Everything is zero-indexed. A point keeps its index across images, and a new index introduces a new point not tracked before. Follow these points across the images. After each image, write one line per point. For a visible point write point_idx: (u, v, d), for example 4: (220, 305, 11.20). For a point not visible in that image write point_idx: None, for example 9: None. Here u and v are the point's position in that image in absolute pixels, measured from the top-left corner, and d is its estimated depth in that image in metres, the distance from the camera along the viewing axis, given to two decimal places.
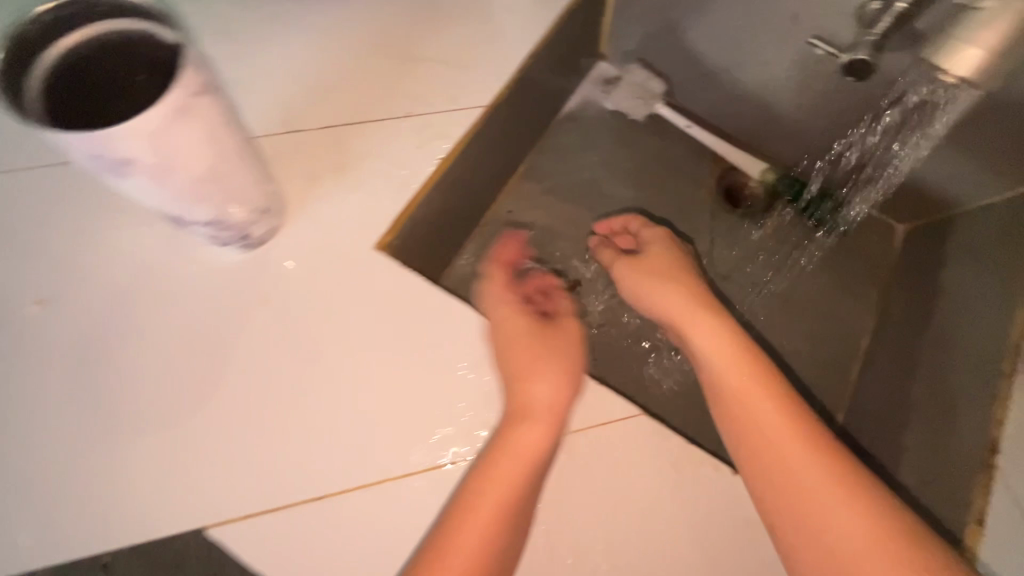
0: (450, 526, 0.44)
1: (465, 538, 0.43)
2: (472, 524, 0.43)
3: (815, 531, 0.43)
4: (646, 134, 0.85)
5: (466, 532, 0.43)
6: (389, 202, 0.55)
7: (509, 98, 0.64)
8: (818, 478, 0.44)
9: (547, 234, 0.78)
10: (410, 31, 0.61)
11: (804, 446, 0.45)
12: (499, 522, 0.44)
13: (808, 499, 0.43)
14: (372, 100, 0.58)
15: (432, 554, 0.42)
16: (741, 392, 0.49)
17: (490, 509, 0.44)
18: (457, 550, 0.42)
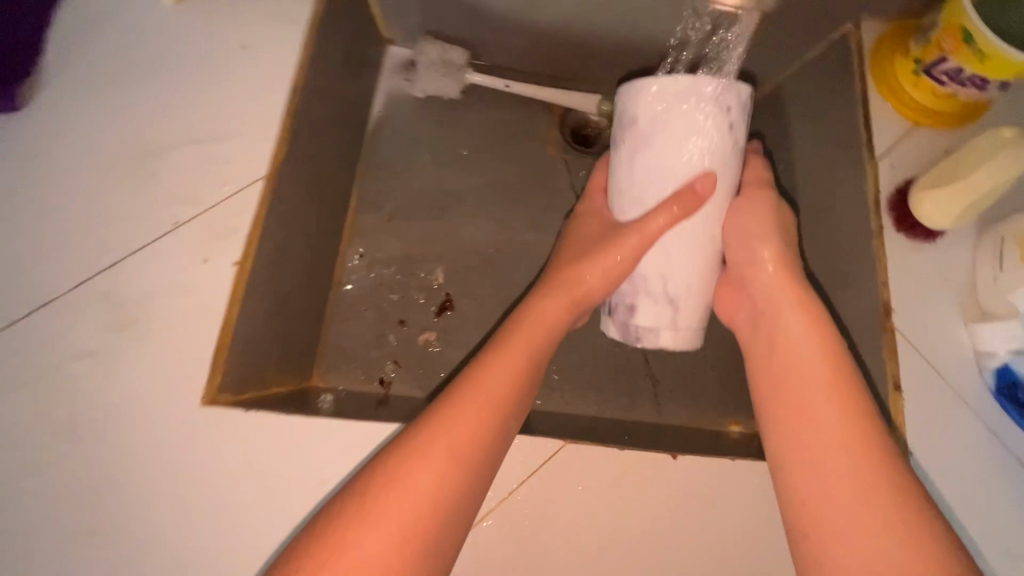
0: (389, 465, 0.39)
1: (418, 473, 0.39)
2: (404, 490, 0.38)
3: (815, 478, 0.42)
4: (471, 107, 0.77)
5: (397, 506, 0.38)
6: (195, 342, 0.45)
7: (292, 148, 0.53)
8: (835, 422, 0.43)
9: (407, 262, 0.70)
10: (133, 122, 0.49)
11: (826, 396, 0.45)
12: (439, 496, 0.39)
13: (800, 397, 0.45)
14: (121, 226, 0.46)
15: (324, 544, 0.36)
16: (815, 373, 0.46)
17: (432, 476, 0.39)
18: (358, 540, 0.36)
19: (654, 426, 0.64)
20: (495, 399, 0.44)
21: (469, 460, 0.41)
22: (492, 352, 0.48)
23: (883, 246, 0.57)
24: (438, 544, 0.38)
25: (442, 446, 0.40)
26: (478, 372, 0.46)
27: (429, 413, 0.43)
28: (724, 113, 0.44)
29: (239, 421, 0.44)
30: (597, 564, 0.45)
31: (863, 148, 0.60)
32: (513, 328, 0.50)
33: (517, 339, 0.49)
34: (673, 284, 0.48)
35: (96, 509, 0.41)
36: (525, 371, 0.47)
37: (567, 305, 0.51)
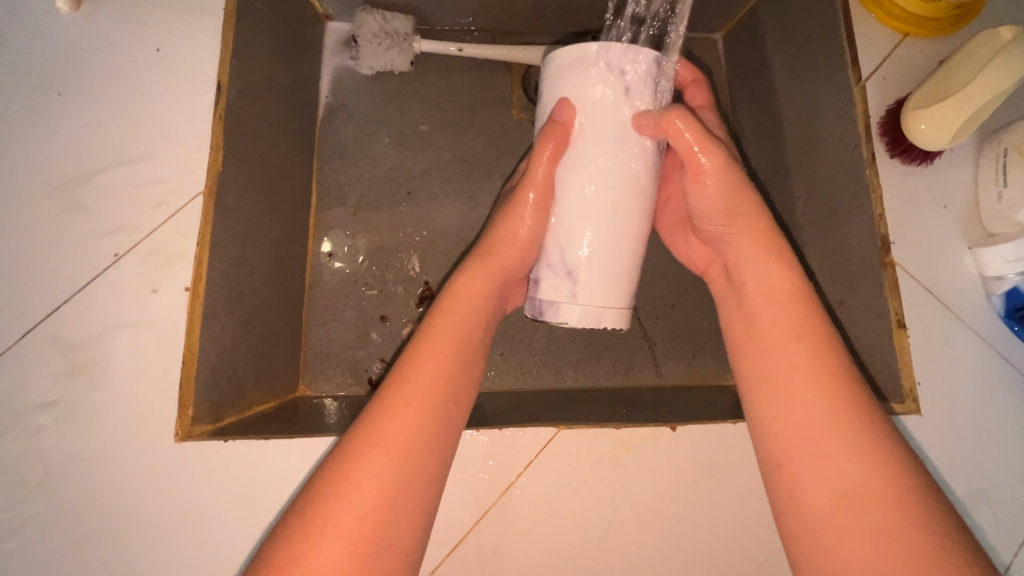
0: (360, 439, 0.37)
1: (377, 445, 0.37)
2: (365, 465, 0.36)
3: (809, 479, 0.38)
4: (425, 79, 0.71)
5: (343, 513, 0.35)
6: (160, 377, 0.42)
7: (231, 156, 0.49)
8: (820, 411, 0.39)
9: (381, 255, 0.66)
10: (55, 151, 0.45)
11: (821, 395, 0.39)
12: (400, 470, 0.37)
13: (791, 382, 0.40)
14: (59, 264, 0.44)
15: (291, 543, 0.34)
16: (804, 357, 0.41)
17: (388, 447, 0.37)
18: (325, 537, 0.34)
19: (654, 391, 0.62)
20: (452, 362, 0.42)
21: (434, 428, 0.39)
22: (433, 316, 0.45)
23: (878, 175, 0.53)
24: (409, 520, 0.36)
25: (404, 420, 0.38)
26: (424, 337, 0.43)
27: (383, 389, 0.40)
28: (624, 76, 0.44)
29: (219, 451, 0.43)
30: (605, 546, 0.44)
31: (848, 72, 0.55)
32: (446, 296, 0.46)
33: (450, 302, 0.45)
34: (570, 253, 0.47)
35: (88, 556, 0.40)
36: (471, 335, 0.44)
37: (489, 275, 0.47)
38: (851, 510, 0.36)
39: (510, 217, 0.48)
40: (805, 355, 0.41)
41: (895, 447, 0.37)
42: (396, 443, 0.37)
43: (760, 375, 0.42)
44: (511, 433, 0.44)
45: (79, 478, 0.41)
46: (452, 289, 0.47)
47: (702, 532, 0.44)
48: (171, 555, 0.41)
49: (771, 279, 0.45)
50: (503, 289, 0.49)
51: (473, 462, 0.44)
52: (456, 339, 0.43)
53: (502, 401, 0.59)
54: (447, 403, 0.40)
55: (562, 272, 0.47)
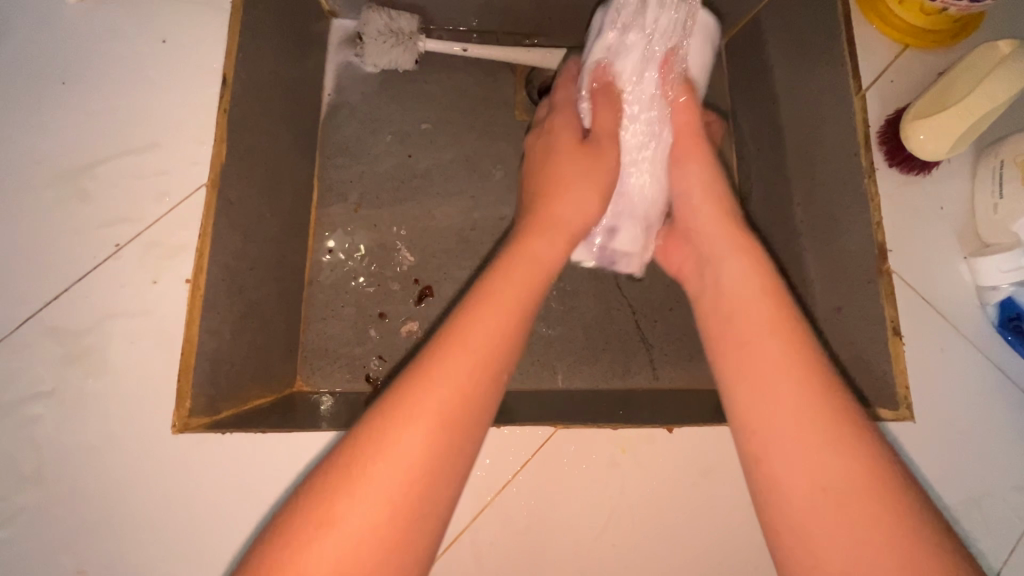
0: (410, 388, 0.35)
1: (433, 412, 0.34)
2: (417, 431, 0.33)
3: (789, 476, 0.37)
4: (429, 77, 0.72)
5: (386, 469, 0.32)
6: (157, 369, 0.42)
7: (235, 149, 0.49)
8: (797, 410, 0.39)
9: (379, 251, 0.66)
10: (60, 140, 0.45)
11: (798, 394, 0.39)
12: (452, 450, 0.34)
13: (767, 379, 0.41)
14: (59, 253, 0.43)
15: (325, 496, 0.32)
16: (781, 361, 0.41)
17: (445, 420, 0.34)
18: (364, 500, 0.32)
19: (651, 394, 0.62)
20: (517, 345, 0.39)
21: (487, 396, 0.37)
22: (499, 277, 0.42)
23: (876, 184, 0.53)
24: (440, 505, 0.34)
25: (464, 395, 0.35)
26: (483, 292, 0.40)
27: (438, 339, 0.37)
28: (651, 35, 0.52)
29: (214, 444, 0.42)
30: (600, 548, 0.44)
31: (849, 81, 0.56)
32: (517, 253, 0.44)
33: (512, 268, 0.43)
34: (647, 206, 0.55)
35: (82, 547, 0.40)
36: (535, 298, 0.42)
37: (564, 245, 0.47)
38: (831, 502, 0.36)
39: (581, 192, 0.49)
40: (781, 354, 0.41)
41: (869, 443, 0.37)
42: (449, 405, 0.35)
43: (738, 369, 0.42)
44: (508, 432, 0.44)
45: (74, 469, 0.41)
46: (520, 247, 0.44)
47: (697, 535, 0.44)
48: (165, 548, 0.41)
49: (741, 279, 0.46)
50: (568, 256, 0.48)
51: (472, 460, 0.44)
52: (521, 304, 0.41)
53: (500, 401, 0.59)
54: (502, 371, 0.38)
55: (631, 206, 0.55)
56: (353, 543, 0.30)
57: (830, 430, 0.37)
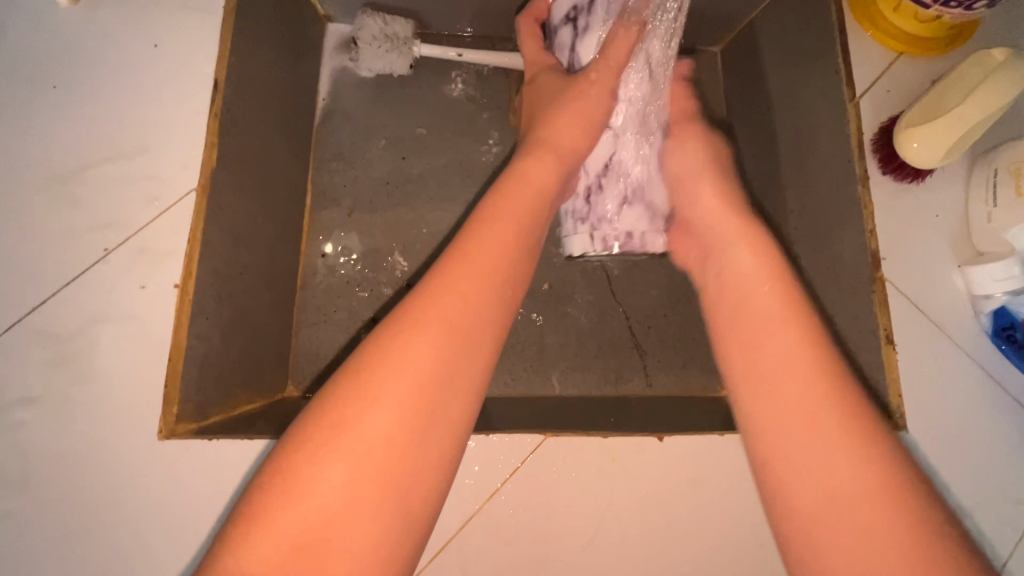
0: (372, 358, 0.35)
1: (406, 372, 0.34)
2: (387, 389, 0.34)
3: (803, 481, 0.37)
4: (424, 82, 0.72)
5: (351, 440, 0.33)
6: (145, 374, 0.42)
7: (226, 154, 0.49)
8: (821, 413, 0.38)
9: (373, 255, 0.66)
10: (51, 144, 0.45)
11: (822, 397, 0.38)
12: (423, 404, 0.34)
13: (784, 381, 0.40)
14: (48, 257, 0.43)
15: (291, 464, 0.32)
16: (801, 365, 0.40)
17: (412, 376, 0.34)
18: (339, 455, 0.32)
19: (644, 400, 0.62)
20: (488, 296, 0.39)
21: (456, 364, 0.36)
22: (466, 237, 0.41)
23: (869, 192, 0.53)
24: (422, 458, 0.34)
25: (428, 350, 0.35)
26: (458, 254, 0.40)
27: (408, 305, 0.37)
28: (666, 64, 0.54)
29: (201, 450, 0.42)
30: (589, 556, 0.43)
31: (843, 88, 0.56)
32: (472, 222, 0.42)
33: (485, 226, 0.41)
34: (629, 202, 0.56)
35: (68, 552, 0.40)
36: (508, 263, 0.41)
37: (528, 213, 0.44)
38: (839, 514, 0.35)
39: (539, 159, 0.47)
40: (801, 361, 0.40)
41: (886, 448, 0.36)
42: (414, 375, 0.34)
43: (770, 352, 0.41)
44: (497, 439, 0.44)
45: (59, 474, 0.40)
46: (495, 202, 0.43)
47: (687, 544, 0.44)
48: (149, 556, 0.41)
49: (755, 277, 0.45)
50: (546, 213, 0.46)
51: (461, 468, 0.43)
52: (491, 267, 0.39)
53: (492, 407, 0.58)
54: (473, 337, 0.37)
55: (620, 182, 0.54)
56: (319, 510, 0.31)
57: (849, 438, 0.36)
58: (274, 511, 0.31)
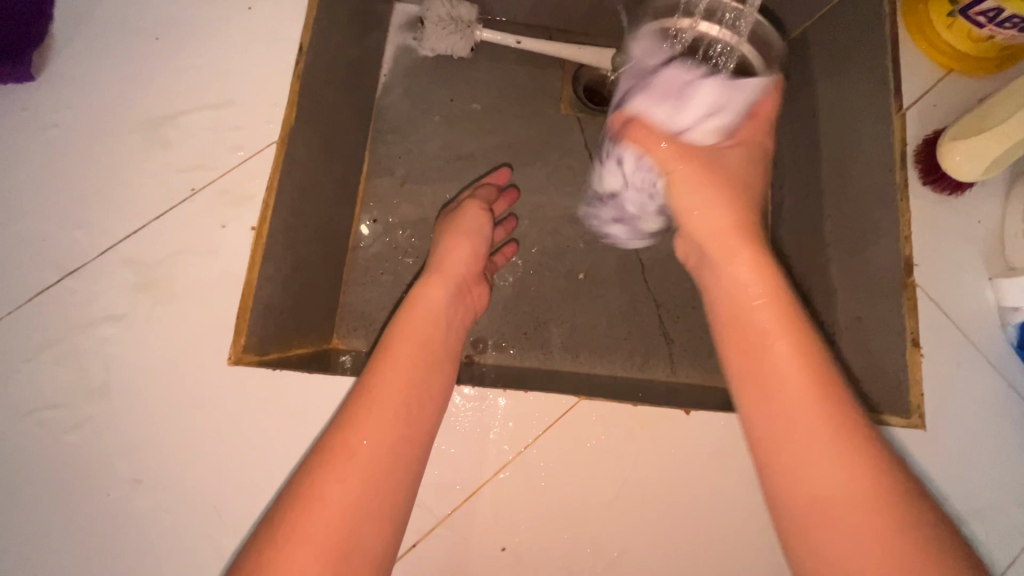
0: (330, 449, 0.38)
1: (360, 456, 0.38)
2: (339, 474, 0.37)
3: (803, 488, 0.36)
4: (481, 66, 0.75)
5: (316, 522, 0.36)
6: (220, 304, 0.46)
7: (302, 113, 0.53)
8: (812, 424, 0.37)
9: (421, 225, 0.70)
10: (150, 90, 0.50)
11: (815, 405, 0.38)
12: (398, 433, 0.40)
13: (778, 389, 0.39)
14: (140, 193, 0.47)
15: (266, 548, 0.35)
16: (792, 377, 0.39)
17: (385, 414, 0.40)
18: (335, 486, 0.37)
19: (669, 385, 0.64)
20: (432, 350, 0.46)
21: (402, 441, 0.40)
22: (394, 332, 0.46)
23: (908, 201, 0.55)
24: (404, 474, 0.39)
25: (373, 425, 0.39)
26: (392, 345, 0.45)
27: (356, 396, 0.41)
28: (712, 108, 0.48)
29: (264, 379, 0.46)
30: (612, 517, 0.46)
31: (890, 100, 0.58)
32: (407, 307, 0.49)
33: (413, 310, 0.48)
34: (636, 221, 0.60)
35: (137, 460, 0.44)
36: (437, 353, 0.46)
37: (450, 287, 0.52)
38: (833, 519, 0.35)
39: (454, 246, 0.55)
40: (796, 370, 0.39)
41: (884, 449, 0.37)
42: (368, 459, 0.38)
43: (754, 371, 0.40)
44: (535, 398, 0.47)
45: (137, 388, 0.44)
46: (421, 297, 0.49)
47: (707, 514, 0.46)
48: (209, 471, 0.44)
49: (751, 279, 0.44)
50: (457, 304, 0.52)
51: (500, 421, 0.46)
52: (422, 355, 0.45)
53: (525, 376, 0.61)
54: (415, 410, 0.41)
55: (621, 208, 0.59)
56: None
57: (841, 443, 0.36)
58: (287, 540, 0.35)
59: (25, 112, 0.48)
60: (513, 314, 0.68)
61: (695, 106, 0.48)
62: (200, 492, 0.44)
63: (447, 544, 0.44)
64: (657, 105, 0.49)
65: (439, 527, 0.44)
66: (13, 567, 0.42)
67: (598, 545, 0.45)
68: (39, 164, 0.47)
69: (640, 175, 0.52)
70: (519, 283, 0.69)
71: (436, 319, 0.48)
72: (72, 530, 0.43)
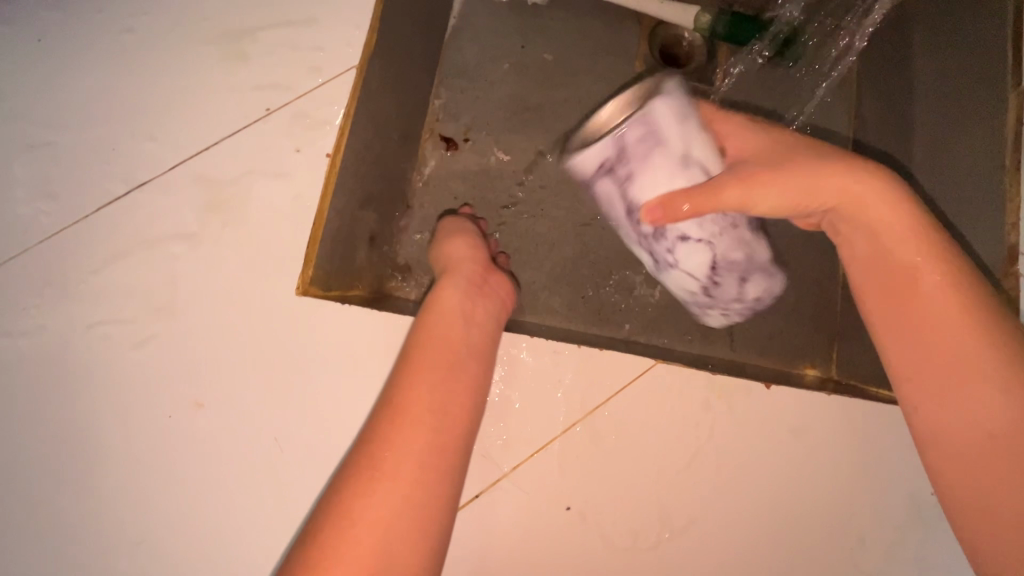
0: (358, 467, 0.34)
1: (393, 469, 0.34)
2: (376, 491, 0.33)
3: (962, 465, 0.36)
4: (556, 15, 0.72)
5: (359, 545, 0.32)
6: (291, 231, 0.44)
7: (381, 39, 0.50)
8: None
9: (484, 176, 0.67)
10: (227, 1, 0.47)
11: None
12: (438, 419, 0.36)
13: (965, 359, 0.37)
14: (214, 108, 0.45)
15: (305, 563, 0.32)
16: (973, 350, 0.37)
17: (426, 401, 0.36)
18: (404, 446, 0.34)
19: (730, 362, 0.62)
20: (463, 343, 0.40)
21: (431, 449, 0.35)
22: (412, 334, 0.41)
23: (1018, 184, 0.51)
24: (447, 477, 0.35)
25: (399, 442, 0.34)
26: (413, 347, 0.40)
27: (381, 411, 0.37)
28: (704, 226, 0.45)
29: (332, 313, 0.44)
30: (681, 486, 0.44)
31: (1010, 74, 0.53)
32: (429, 306, 0.43)
33: (431, 314, 0.42)
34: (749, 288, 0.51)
35: (199, 383, 0.42)
36: (464, 349, 0.40)
37: (470, 286, 0.45)
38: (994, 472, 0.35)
39: (451, 246, 0.50)
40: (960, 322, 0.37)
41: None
42: (405, 473, 0.34)
43: (920, 342, 0.38)
44: (611, 356, 0.45)
45: (203, 309, 0.43)
46: (435, 298, 0.44)
47: (778, 493, 0.44)
48: (272, 401, 0.43)
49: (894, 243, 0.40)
50: (483, 299, 0.45)
51: (574, 377, 0.44)
52: (447, 353, 0.39)
53: (584, 339, 0.59)
54: (447, 413, 0.36)
55: (732, 271, 0.48)
56: None
57: None
58: (362, 494, 0.33)
59: (100, 15, 0.46)
60: (572, 277, 0.66)
61: (666, 152, 0.42)
62: (261, 421, 0.43)
63: (510, 498, 0.42)
64: (624, 186, 0.43)
65: (503, 480, 0.42)
66: (70, 479, 0.41)
67: (665, 513, 0.43)
68: (113, 71, 0.46)
69: (713, 224, 0.45)
70: (580, 245, 0.67)
71: (449, 314, 0.42)
72: (131, 447, 0.42)
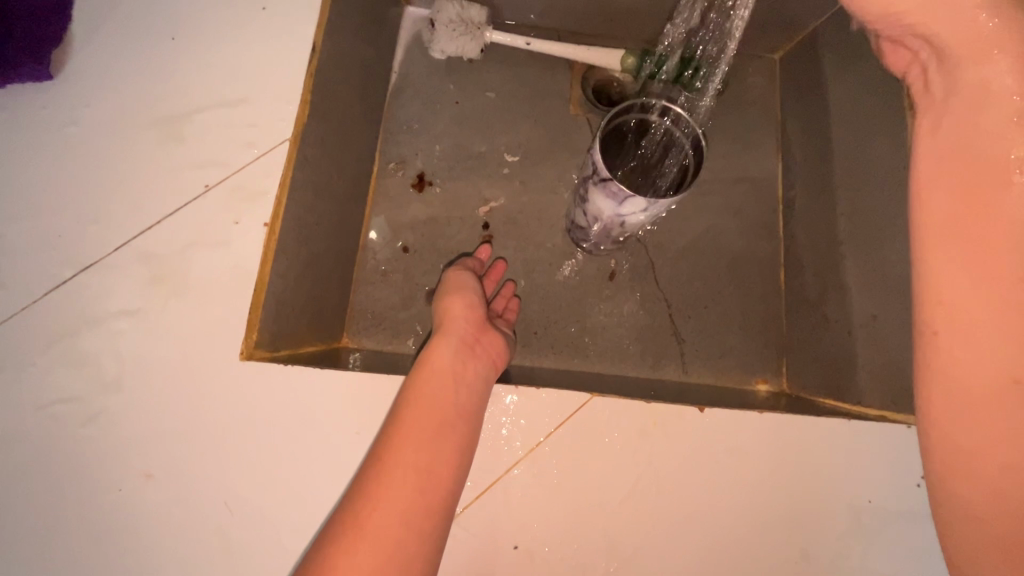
0: (345, 523, 0.36)
1: (377, 526, 0.36)
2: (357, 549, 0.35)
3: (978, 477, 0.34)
4: (492, 66, 0.76)
5: None
6: (233, 298, 0.46)
7: (315, 110, 0.53)
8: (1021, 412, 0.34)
9: (431, 224, 0.70)
10: (164, 89, 0.50)
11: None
12: (425, 479, 0.39)
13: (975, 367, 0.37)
14: (156, 189, 0.48)
15: None
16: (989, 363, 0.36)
17: (410, 464, 0.39)
18: (379, 508, 0.37)
19: (681, 385, 0.64)
20: (451, 405, 0.43)
21: (416, 504, 0.38)
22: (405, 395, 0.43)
23: None
24: (427, 528, 0.38)
25: (386, 499, 0.37)
26: (402, 406, 0.42)
27: (370, 466, 0.39)
28: (602, 191, 0.51)
29: (278, 373, 0.46)
30: (626, 516, 0.45)
31: None
32: (422, 364, 0.45)
33: (421, 375, 0.44)
34: (590, 236, 0.65)
35: (150, 452, 0.44)
36: (451, 412, 0.42)
37: (462, 344, 0.47)
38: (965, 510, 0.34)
39: (450, 301, 0.52)
40: None
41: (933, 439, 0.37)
42: (388, 529, 0.36)
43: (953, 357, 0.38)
44: (548, 396, 0.47)
45: (152, 381, 0.45)
46: (428, 357, 0.46)
47: (721, 515, 0.46)
48: (222, 465, 0.44)
49: None
50: (473, 358, 0.47)
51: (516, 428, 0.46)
52: (435, 414, 0.41)
53: (537, 375, 0.61)
54: (431, 472, 0.39)
55: (587, 240, 0.67)
56: None
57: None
58: (341, 552, 0.35)
59: (43, 110, 0.49)
60: (523, 315, 0.68)
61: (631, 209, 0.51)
62: (211, 486, 0.44)
63: (459, 541, 0.43)
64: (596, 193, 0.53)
65: (450, 525, 0.44)
66: (20, 560, 0.42)
67: (611, 543, 0.45)
68: (57, 161, 0.48)
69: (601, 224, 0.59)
70: (530, 282, 0.69)
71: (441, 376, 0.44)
72: (84, 524, 0.43)
